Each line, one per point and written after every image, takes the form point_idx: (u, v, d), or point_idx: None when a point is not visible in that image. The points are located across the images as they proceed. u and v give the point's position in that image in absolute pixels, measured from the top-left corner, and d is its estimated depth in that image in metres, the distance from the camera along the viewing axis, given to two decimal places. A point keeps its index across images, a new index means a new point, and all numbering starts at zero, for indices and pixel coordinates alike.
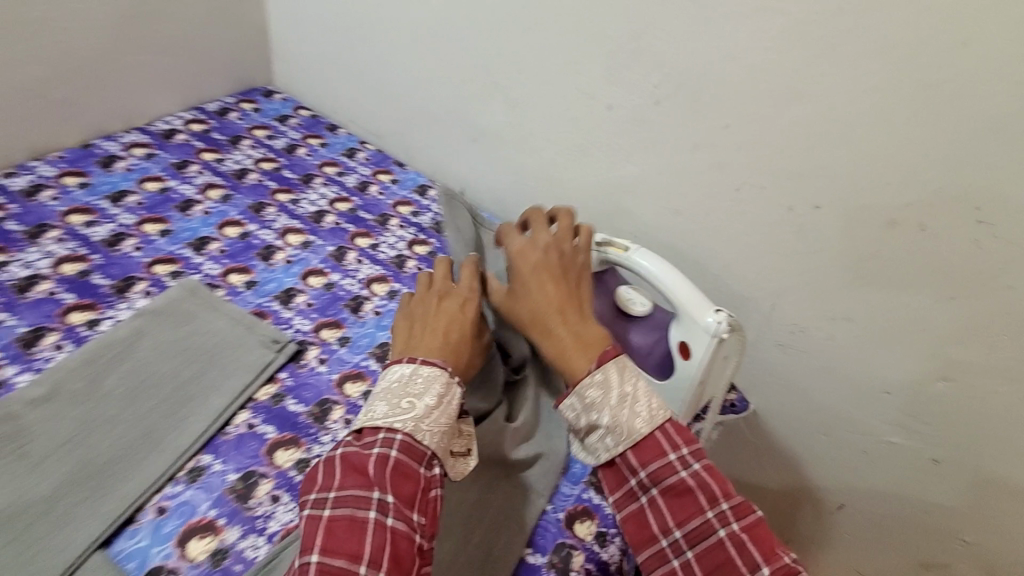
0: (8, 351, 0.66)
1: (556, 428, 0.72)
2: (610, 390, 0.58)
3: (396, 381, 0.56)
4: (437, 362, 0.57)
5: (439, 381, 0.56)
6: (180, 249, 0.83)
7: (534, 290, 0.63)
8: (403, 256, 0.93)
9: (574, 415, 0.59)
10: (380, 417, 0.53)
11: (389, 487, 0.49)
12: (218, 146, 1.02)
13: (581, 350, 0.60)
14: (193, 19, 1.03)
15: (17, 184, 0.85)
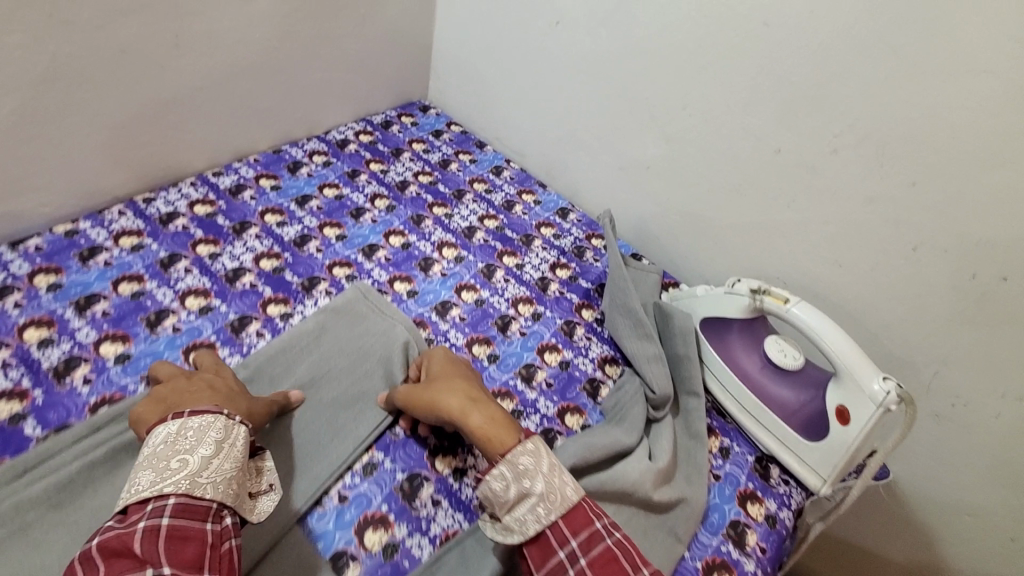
0: (221, 335, 0.77)
1: (695, 473, 0.74)
2: (542, 456, 0.57)
3: (161, 444, 0.52)
4: (205, 411, 0.55)
5: (216, 426, 0.54)
6: (354, 254, 0.92)
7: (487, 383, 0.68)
8: (546, 278, 0.96)
9: (501, 485, 0.56)
10: (146, 488, 0.49)
11: (164, 558, 0.44)
12: (383, 157, 1.11)
13: (491, 428, 0.59)
14: (373, 40, 1.12)
15: (224, 183, 0.97)
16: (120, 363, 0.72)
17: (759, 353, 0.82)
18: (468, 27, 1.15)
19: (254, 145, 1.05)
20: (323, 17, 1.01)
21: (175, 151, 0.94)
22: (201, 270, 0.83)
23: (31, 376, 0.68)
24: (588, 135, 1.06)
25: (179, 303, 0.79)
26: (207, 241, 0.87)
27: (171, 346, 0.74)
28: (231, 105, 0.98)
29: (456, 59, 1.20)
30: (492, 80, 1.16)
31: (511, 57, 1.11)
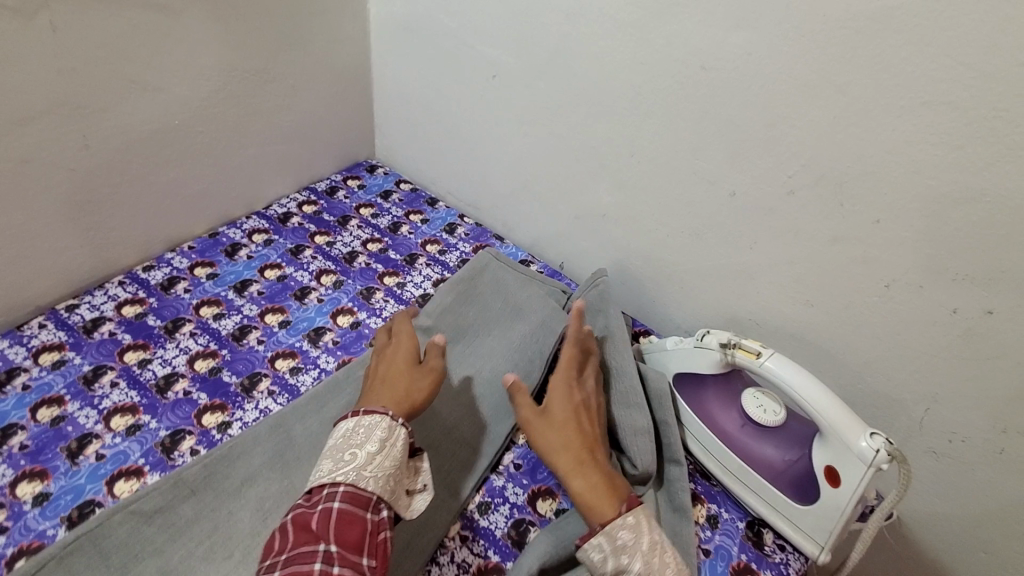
0: (150, 455, 0.70)
1: (682, 554, 0.68)
2: (643, 537, 0.56)
3: (342, 435, 0.57)
4: (377, 411, 0.59)
5: (381, 426, 0.57)
6: (299, 342, 0.86)
7: (561, 424, 0.65)
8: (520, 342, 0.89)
9: (600, 556, 0.57)
10: (325, 475, 0.54)
11: (332, 537, 0.49)
12: (329, 228, 1.06)
13: (592, 496, 0.60)
14: (310, 109, 1.08)
15: (155, 278, 0.92)
16: (37, 505, 0.65)
17: (738, 409, 0.76)
18: (406, 85, 1.11)
19: (190, 230, 0.99)
20: (249, 92, 0.96)
21: (101, 249, 0.88)
22: (129, 381, 0.77)
23: None
24: (540, 186, 1.02)
25: (104, 424, 0.72)
26: (136, 347, 0.81)
27: (94, 477, 0.67)
28: (159, 194, 0.92)
29: (399, 117, 1.16)
30: (438, 136, 1.12)
31: (452, 112, 1.07)
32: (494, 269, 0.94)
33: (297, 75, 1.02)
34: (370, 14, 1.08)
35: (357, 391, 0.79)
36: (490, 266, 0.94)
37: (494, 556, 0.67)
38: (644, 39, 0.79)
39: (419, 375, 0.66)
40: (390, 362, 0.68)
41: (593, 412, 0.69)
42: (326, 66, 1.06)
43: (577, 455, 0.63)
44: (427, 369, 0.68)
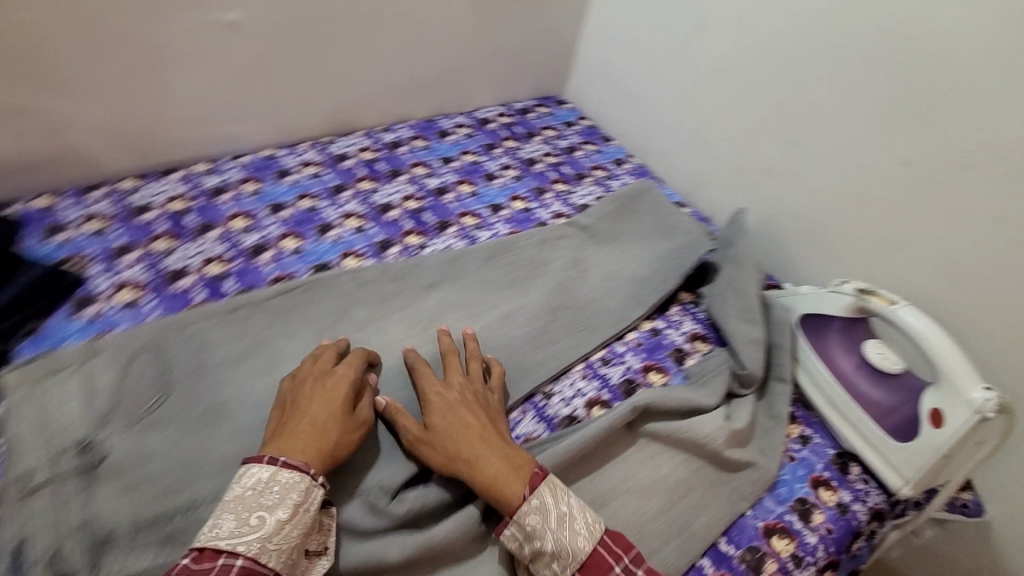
0: (370, 248, 0.92)
1: (770, 447, 0.76)
2: (548, 514, 0.59)
3: (249, 491, 0.53)
4: (296, 467, 0.56)
5: (298, 488, 0.55)
6: (482, 209, 1.04)
7: (452, 424, 0.65)
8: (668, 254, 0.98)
9: (516, 544, 0.60)
10: (223, 537, 0.51)
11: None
12: (518, 137, 1.24)
13: (496, 484, 0.61)
14: (529, 38, 1.27)
15: (386, 138, 1.16)
16: (295, 254, 0.89)
17: (857, 354, 0.81)
18: (614, 32, 1.26)
19: (414, 112, 1.22)
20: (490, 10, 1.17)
21: (355, 106, 1.14)
22: (361, 200, 1.01)
23: (231, 250, 0.87)
24: (712, 137, 1.12)
25: (342, 221, 0.96)
26: (368, 179, 1.05)
27: (332, 250, 0.91)
28: (404, 75, 1.15)
29: (598, 62, 1.32)
30: (629, 82, 1.26)
31: (650, 60, 1.20)
32: (651, 196, 1.07)
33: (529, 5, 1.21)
34: None
35: (522, 252, 0.97)
36: (647, 192, 1.07)
37: (606, 394, 0.80)
38: (859, 8, 0.86)
39: (348, 422, 0.63)
40: (320, 390, 0.64)
41: (476, 401, 0.68)
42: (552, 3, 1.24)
43: (472, 465, 0.62)
44: (339, 380, 0.65)
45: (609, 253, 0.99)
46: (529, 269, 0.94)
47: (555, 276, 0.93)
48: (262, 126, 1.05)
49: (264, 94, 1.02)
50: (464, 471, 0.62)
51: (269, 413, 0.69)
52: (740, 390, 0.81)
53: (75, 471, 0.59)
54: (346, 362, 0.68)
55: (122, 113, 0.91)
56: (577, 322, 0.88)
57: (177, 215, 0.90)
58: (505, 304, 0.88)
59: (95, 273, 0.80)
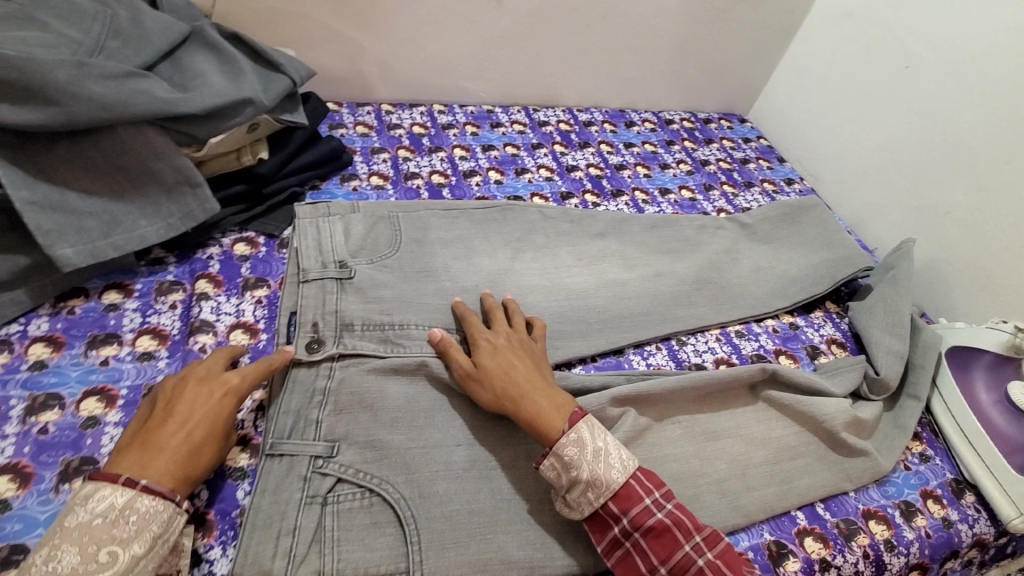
0: (555, 195, 1.10)
1: (888, 449, 0.79)
2: (585, 446, 0.62)
3: (102, 516, 0.48)
4: (159, 489, 0.51)
5: (158, 518, 0.50)
6: (652, 189, 1.17)
7: (499, 364, 0.69)
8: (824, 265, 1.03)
9: (555, 473, 0.62)
10: (65, 572, 0.45)
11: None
12: (696, 140, 1.34)
13: (538, 418, 0.65)
14: (731, 55, 1.37)
15: (582, 117, 1.33)
16: (496, 184, 1.08)
17: (1001, 392, 0.83)
18: (816, 62, 1.32)
19: (609, 100, 1.38)
20: (704, 25, 1.29)
21: (563, 85, 1.32)
22: (553, 158, 1.18)
23: (451, 170, 1.09)
24: (895, 173, 1.14)
25: (536, 169, 1.14)
26: (561, 144, 1.23)
27: (524, 188, 1.09)
28: (611, 66, 1.31)
29: (791, 88, 1.38)
30: (819, 110, 1.31)
31: (845, 92, 1.25)
32: (817, 211, 1.12)
33: (739, 25, 1.31)
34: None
35: (682, 230, 1.08)
36: (817, 207, 1.13)
37: (734, 358, 0.90)
38: None
39: (221, 448, 0.58)
40: (206, 402, 0.58)
41: (522, 348, 0.73)
42: (761, 26, 1.33)
43: (518, 402, 0.66)
44: (229, 393, 0.60)
45: (764, 251, 1.06)
46: (686, 245, 1.05)
47: (708, 255, 1.03)
48: (488, 85, 1.28)
49: (498, 59, 1.24)
50: (512, 408, 0.66)
51: (461, 285, 0.87)
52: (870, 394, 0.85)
53: (334, 279, 0.81)
54: (243, 368, 0.63)
55: (396, 52, 1.18)
56: (721, 296, 0.96)
57: (416, 136, 1.15)
58: (660, 265, 0.99)
59: (358, 160, 1.05)
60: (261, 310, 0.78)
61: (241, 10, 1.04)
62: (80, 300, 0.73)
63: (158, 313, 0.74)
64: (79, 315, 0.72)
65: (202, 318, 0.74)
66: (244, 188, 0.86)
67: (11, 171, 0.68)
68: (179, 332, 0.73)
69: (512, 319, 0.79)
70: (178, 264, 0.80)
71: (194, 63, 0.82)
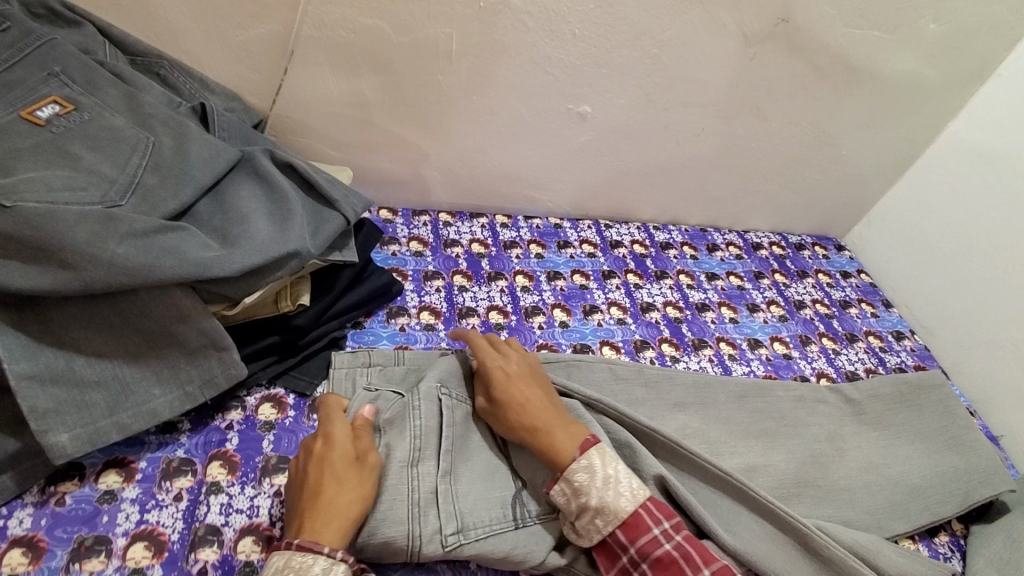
0: (628, 344, 0.95)
1: None
2: (595, 473, 0.63)
3: (270, 574, 0.51)
4: (314, 544, 0.53)
5: (313, 565, 0.52)
6: (740, 340, 1.01)
7: (514, 396, 0.70)
8: (953, 473, 0.84)
9: (563, 499, 0.63)
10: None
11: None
12: (788, 273, 1.18)
13: (547, 448, 0.65)
14: (834, 179, 1.20)
15: (659, 237, 1.19)
16: (562, 327, 0.94)
17: None
18: (937, 199, 1.15)
19: (690, 217, 1.24)
20: (808, 147, 1.14)
21: (640, 199, 1.19)
22: (626, 291, 1.04)
23: (511, 304, 0.96)
24: None
25: (606, 307, 1.00)
26: (636, 273, 1.09)
27: (593, 334, 0.95)
28: (697, 185, 1.17)
29: (903, 221, 1.21)
30: (937, 254, 1.13)
31: (974, 243, 1.07)
32: (941, 392, 0.94)
33: (849, 150, 1.16)
34: (946, 130, 1.14)
35: (778, 401, 0.90)
36: (940, 386, 0.95)
37: None
38: None
39: (352, 482, 0.59)
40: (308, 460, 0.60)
41: (532, 375, 0.74)
42: (875, 153, 1.17)
43: (536, 433, 0.67)
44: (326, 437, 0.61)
45: (878, 440, 0.88)
46: (783, 423, 0.88)
47: (809, 446, 0.85)
48: (558, 194, 1.15)
49: (573, 171, 1.11)
50: (528, 441, 0.67)
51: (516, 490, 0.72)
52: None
53: None
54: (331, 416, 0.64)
55: (463, 160, 1.07)
56: (827, 509, 0.79)
57: (475, 258, 1.03)
58: (753, 455, 0.83)
59: (409, 290, 0.94)
60: (278, 509, 0.65)
61: (300, 114, 0.95)
62: (72, 484, 0.62)
63: (160, 508, 0.63)
64: (68, 507, 0.61)
65: (208, 521, 0.62)
66: (277, 340, 0.74)
67: (11, 338, 0.58)
68: (179, 540, 0.60)
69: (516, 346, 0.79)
70: (191, 434, 0.69)
71: (239, 199, 0.72)
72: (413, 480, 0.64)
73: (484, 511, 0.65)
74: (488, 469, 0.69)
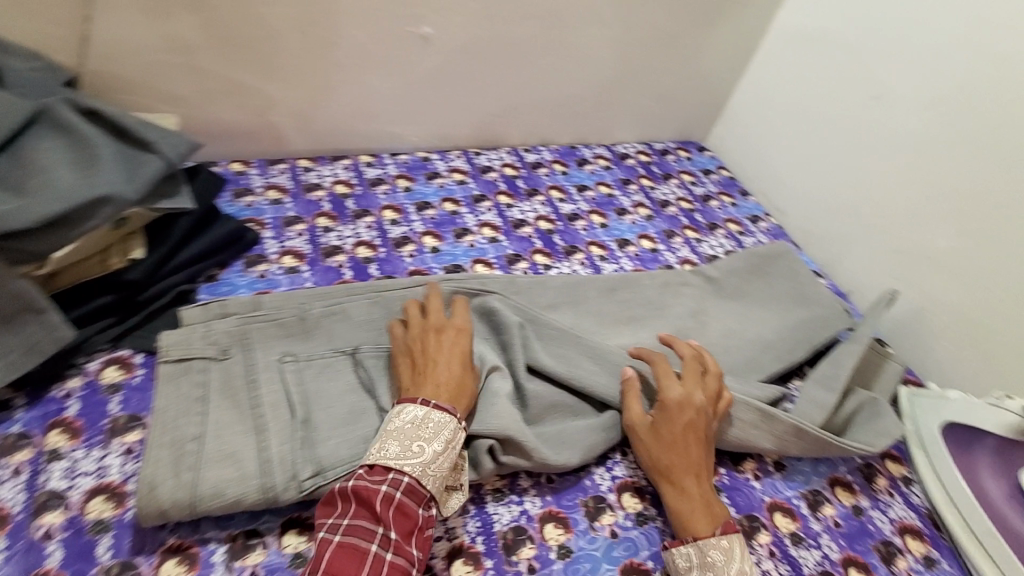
0: (500, 260, 0.97)
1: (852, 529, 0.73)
2: (734, 560, 0.61)
3: (409, 423, 0.61)
4: (447, 409, 0.62)
5: (447, 429, 0.61)
6: (609, 242, 1.06)
7: (678, 442, 0.68)
8: (800, 324, 0.93)
9: (684, 564, 0.62)
10: (392, 458, 0.59)
11: (391, 525, 0.56)
12: (654, 177, 1.25)
13: (687, 510, 0.64)
14: (686, 83, 1.27)
15: (530, 158, 1.21)
16: (432, 252, 0.95)
17: (1011, 480, 0.74)
18: (775, 89, 1.23)
19: (558, 136, 1.26)
20: (655, 53, 1.19)
21: (507, 123, 1.19)
22: (499, 212, 1.06)
23: (380, 238, 0.95)
24: (870, 212, 1.05)
25: (478, 229, 1.01)
26: (507, 195, 1.10)
27: (466, 255, 0.96)
28: (558, 103, 1.20)
29: (752, 114, 1.28)
30: (780, 139, 1.22)
31: (810, 122, 1.16)
32: (788, 259, 1.03)
33: (694, 50, 1.21)
34: (776, 21, 1.22)
35: (645, 289, 0.96)
36: (786, 254, 1.03)
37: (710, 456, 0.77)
38: None
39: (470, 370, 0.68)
40: (446, 341, 0.69)
41: (704, 425, 0.70)
42: (718, 51, 1.23)
43: (676, 480, 0.66)
44: (458, 332, 0.71)
45: (735, 307, 0.96)
46: (650, 306, 0.94)
47: (674, 322, 0.91)
48: (423, 128, 1.14)
49: (431, 101, 1.10)
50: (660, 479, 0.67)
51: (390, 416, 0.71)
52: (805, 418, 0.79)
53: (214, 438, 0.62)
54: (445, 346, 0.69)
55: (314, 102, 1.03)
56: None
57: (339, 198, 1.00)
58: (623, 338, 0.87)
59: (268, 237, 0.90)
60: (132, 464, 0.62)
61: (115, 64, 0.87)
62: None
63: None
64: None
65: (51, 488, 0.59)
66: (112, 300, 0.71)
67: None
68: (20, 511, 0.57)
69: (706, 379, 0.73)
70: (26, 407, 0.64)
71: (36, 151, 0.66)
72: (260, 442, 0.62)
73: (344, 449, 0.64)
74: (353, 408, 0.68)
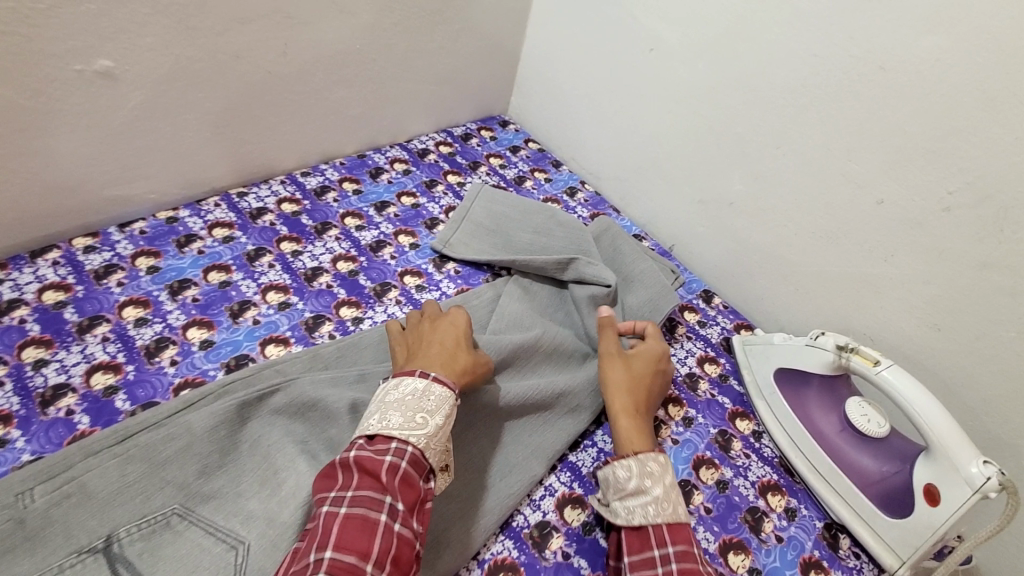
0: (296, 331, 0.80)
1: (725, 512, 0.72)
2: (667, 474, 0.63)
3: (410, 395, 0.59)
4: (447, 383, 0.61)
5: (448, 403, 0.60)
6: (425, 264, 0.93)
7: (630, 376, 0.74)
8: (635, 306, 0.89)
9: (625, 472, 0.62)
10: (394, 428, 0.56)
11: (397, 494, 0.52)
12: (461, 169, 1.13)
13: (635, 434, 0.67)
14: (466, 59, 1.14)
15: (311, 184, 1.02)
16: (203, 349, 0.75)
17: (839, 414, 0.77)
18: (556, 49, 1.15)
19: (340, 148, 1.08)
20: (421, 33, 1.03)
21: (271, 149, 0.99)
22: (283, 266, 0.87)
23: (124, 352, 0.72)
24: (672, 165, 1.02)
25: (261, 297, 0.82)
26: (290, 239, 0.91)
27: (250, 337, 0.77)
28: (325, 110, 1.01)
29: (543, 78, 1.20)
30: (574, 101, 1.15)
31: (597, 79, 1.09)
32: (610, 235, 0.98)
33: (464, 21, 1.08)
34: None
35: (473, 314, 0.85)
36: (607, 230, 0.99)
37: (578, 489, 0.71)
38: (825, 31, 0.78)
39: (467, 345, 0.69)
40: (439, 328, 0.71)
41: (654, 371, 0.76)
42: (490, 17, 1.11)
43: (628, 406, 0.70)
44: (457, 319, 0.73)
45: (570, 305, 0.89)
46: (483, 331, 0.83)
47: None
48: (155, 182, 0.88)
49: (154, 148, 0.85)
50: (616, 404, 0.71)
51: None
52: (581, 279, 0.88)
53: None
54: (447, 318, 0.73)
55: None
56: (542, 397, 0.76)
57: (52, 312, 0.74)
58: None
59: None
60: None
61: None
62: None
63: None
64: None
65: None
66: None
67: None
68: None
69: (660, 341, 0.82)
70: None
71: None
72: None
73: None
74: None
